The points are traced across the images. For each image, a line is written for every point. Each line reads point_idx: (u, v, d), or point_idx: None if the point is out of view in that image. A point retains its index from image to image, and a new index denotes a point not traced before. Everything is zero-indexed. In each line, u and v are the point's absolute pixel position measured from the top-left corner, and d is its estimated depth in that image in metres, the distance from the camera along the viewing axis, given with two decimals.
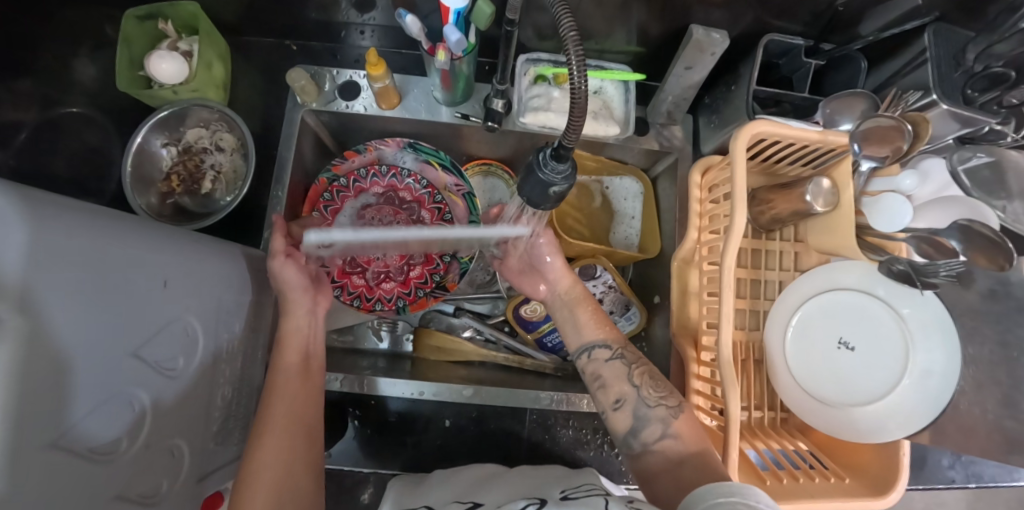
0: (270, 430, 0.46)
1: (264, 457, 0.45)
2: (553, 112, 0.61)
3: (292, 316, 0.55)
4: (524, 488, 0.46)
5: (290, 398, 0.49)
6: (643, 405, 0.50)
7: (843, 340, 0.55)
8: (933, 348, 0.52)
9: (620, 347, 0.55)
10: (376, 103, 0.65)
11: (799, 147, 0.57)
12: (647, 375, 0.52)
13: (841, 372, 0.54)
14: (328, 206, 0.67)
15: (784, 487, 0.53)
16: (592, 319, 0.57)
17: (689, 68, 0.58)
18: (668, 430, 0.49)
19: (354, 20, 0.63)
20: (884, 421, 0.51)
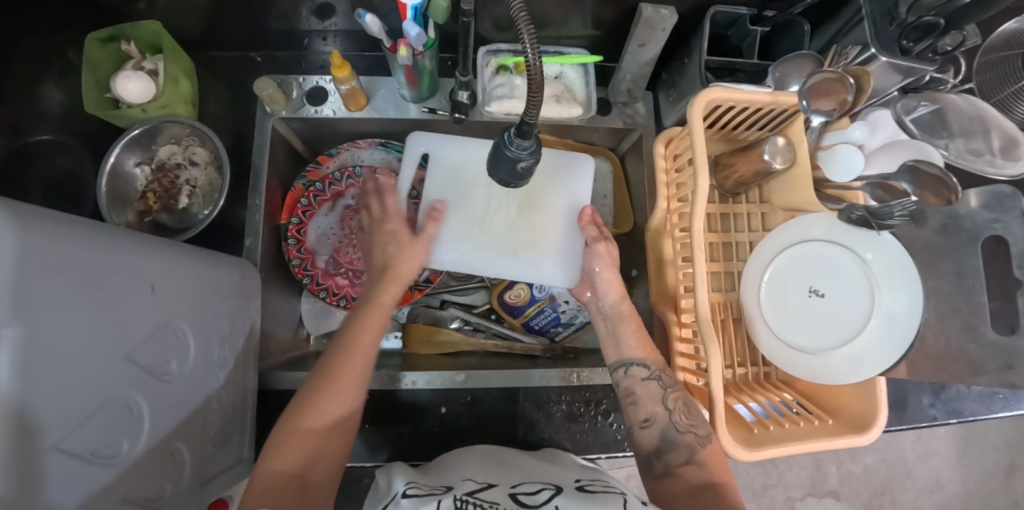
0: (334, 389, 0.49)
1: (327, 409, 0.49)
2: (516, 99, 0.63)
3: (385, 288, 0.56)
4: (538, 473, 0.50)
5: (360, 367, 0.51)
6: (673, 430, 0.52)
7: (813, 288, 0.58)
8: (898, 285, 0.54)
9: (660, 369, 0.56)
10: (345, 106, 0.66)
11: (754, 111, 0.59)
12: (682, 401, 0.54)
13: (812, 319, 0.57)
14: (307, 211, 0.69)
15: (769, 434, 0.55)
16: (634, 338, 0.57)
17: (643, 45, 0.60)
18: (693, 456, 0.52)
19: (315, 27, 0.64)
20: (857, 360, 0.54)
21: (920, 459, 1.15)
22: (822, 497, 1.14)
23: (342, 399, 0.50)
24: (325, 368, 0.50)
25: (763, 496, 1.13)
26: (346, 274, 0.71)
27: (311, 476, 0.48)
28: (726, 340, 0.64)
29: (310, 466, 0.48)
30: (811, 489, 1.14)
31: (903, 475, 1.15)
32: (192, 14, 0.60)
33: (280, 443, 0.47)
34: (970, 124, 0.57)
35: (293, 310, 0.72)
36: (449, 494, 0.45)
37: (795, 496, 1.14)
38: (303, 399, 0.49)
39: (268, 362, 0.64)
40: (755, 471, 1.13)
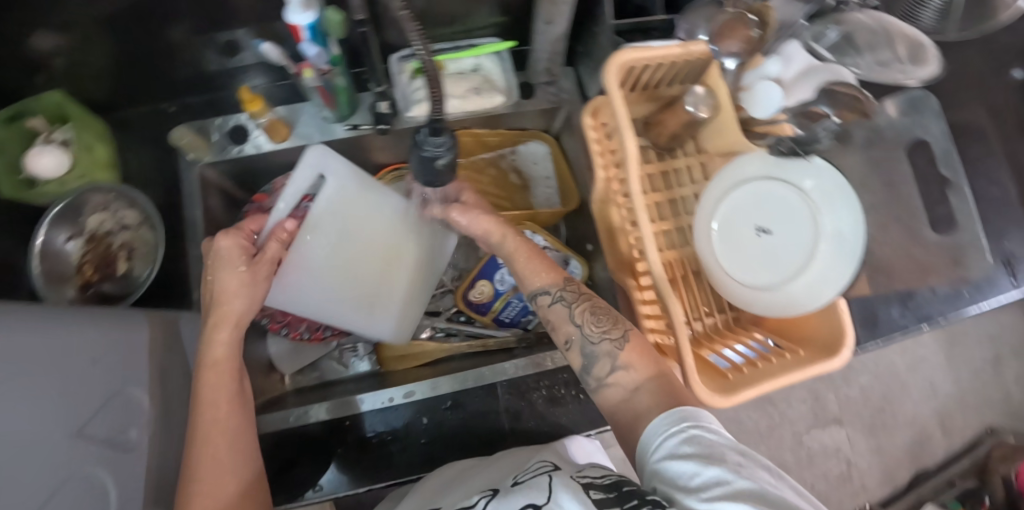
0: (212, 438, 0.43)
1: (213, 465, 0.42)
2: (437, 98, 0.63)
3: (237, 302, 0.49)
4: (481, 483, 0.47)
5: (206, 405, 0.45)
6: (589, 343, 0.49)
7: (760, 226, 0.58)
8: (839, 207, 0.54)
9: (560, 288, 0.53)
10: (268, 140, 0.65)
11: (669, 66, 0.60)
12: (589, 312, 0.51)
13: (761, 256, 0.58)
14: None
15: (743, 377, 0.55)
16: (532, 267, 0.55)
17: (549, 22, 0.60)
18: (617, 362, 0.47)
19: (224, 66, 0.64)
20: (815, 288, 0.54)
21: (911, 369, 1.20)
22: (826, 425, 1.19)
23: (232, 454, 0.44)
24: (195, 423, 0.44)
25: (771, 436, 1.17)
26: None
27: None
28: (689, 294, 0.64)
29: None
30: (814, 420, 1.19)
31: (898, 387, 1.20)
32: (94, 78, 0.59)
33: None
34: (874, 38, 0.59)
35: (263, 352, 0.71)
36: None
37: (801, 430, 1.18)
38: (195, 451, 0.43)
39: None
40: (757, 414, 1.17)
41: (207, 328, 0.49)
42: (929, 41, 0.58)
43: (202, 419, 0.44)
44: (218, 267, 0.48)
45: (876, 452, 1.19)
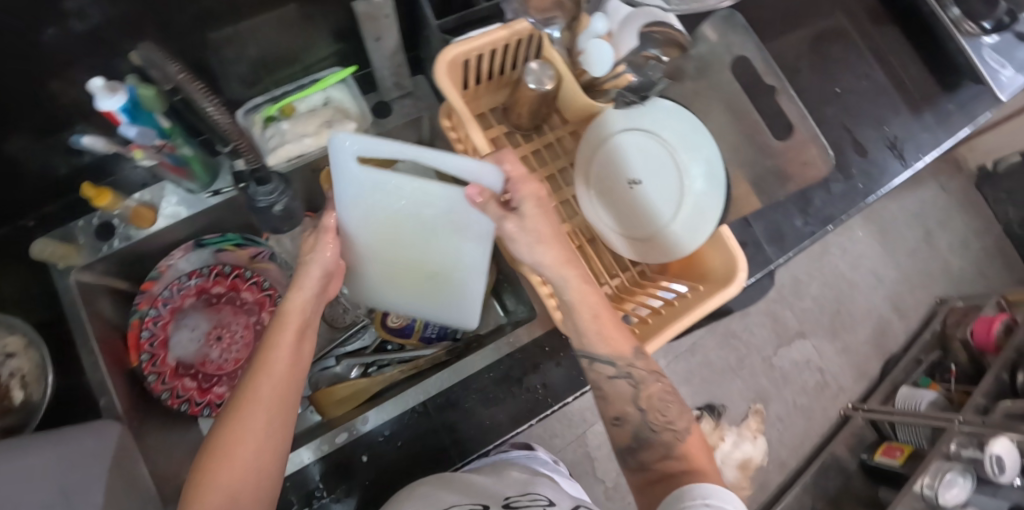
0: (256, 410, 0.40)
1: (244, 444, 0.39)
2: (290, 141, 0.62)
3: (292, 292, 0.48)
4: (471, 492, 0.48)
5: (283, 376, 0.43)
6: (647, 430, 0.49)
7: (632, 179, 0.60)
8: (695, 143, 0.56)
9: (626, 365, 0.49)
10: (137, 228, 0.64)
11: (503, 49, 0.60)
12: (657, 398, 0.50)
13: (640, 207, 0.59)
14: (152, 341, 0.64)
15: (648, 328, 0.55)
16: (599, 334, 0.48)
17: (379, 37, 0.61)
18: (671, 450, 0.48)
19: (75, 167, 0.62)
20: (693, 225, 0.56)
21: (852, 267, 1.26)
22: (792, 342, 1.23)
23: (260, 443, 0.40)
24: (251, 391, 0.41)
25: (744, 368, 1.20)
26: (224, 380, 0.67)
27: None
28: (590, 262, 0.64)
29: (235, 501, 0.38)
30: (779, 341, 1.22)
31: (846, 288, 1.26)
32: None
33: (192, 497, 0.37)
34: None
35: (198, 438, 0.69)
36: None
37: (769, 353, 1.22)
38: (225, 424, 0.40)
39: None
40: (725, 352, 1.20)
41: (272, 327, 0.46)
42: None
43: (274, 368, 0.43)
44: (309, 238, 0.51)
45: (843, 353, 1.25)
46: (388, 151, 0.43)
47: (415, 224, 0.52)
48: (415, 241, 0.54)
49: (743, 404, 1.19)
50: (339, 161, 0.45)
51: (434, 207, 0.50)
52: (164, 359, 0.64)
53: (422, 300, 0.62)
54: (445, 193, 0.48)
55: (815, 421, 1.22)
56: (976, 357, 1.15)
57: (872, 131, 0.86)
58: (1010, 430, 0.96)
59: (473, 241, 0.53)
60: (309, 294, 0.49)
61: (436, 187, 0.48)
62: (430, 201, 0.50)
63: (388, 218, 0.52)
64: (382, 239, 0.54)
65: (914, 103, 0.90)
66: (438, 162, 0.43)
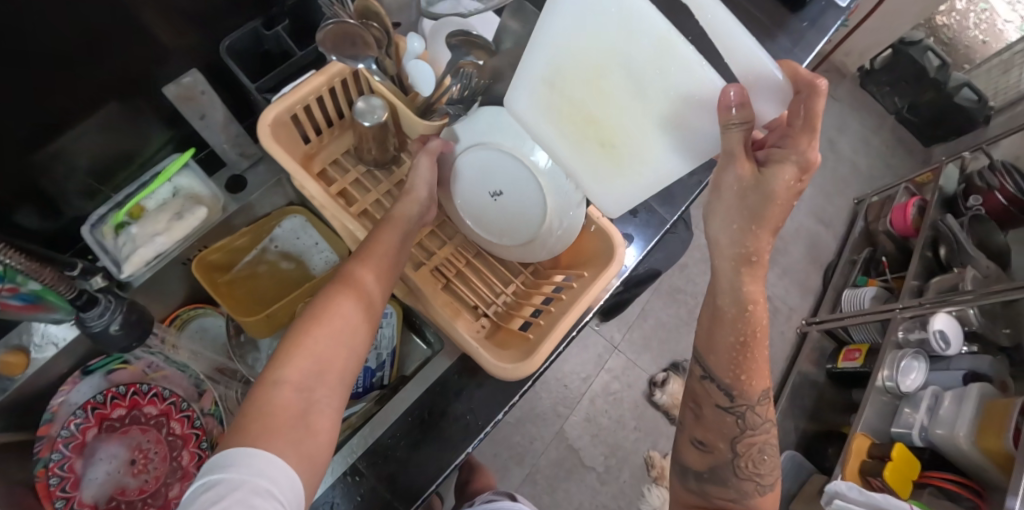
0: (341, 300, 0.46)
1: (317, 341, 0.43)
2: (143, 247, 0.59)
3: (403, 203, 0.53)
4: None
5: (378, 266, 0.48)
6: (731, 469, 0.54)
7: (494, 191, 0.57)
8: (533, 140, 0.53)
9: (748, 407, 0.51)
10: (11, 377, 0.60)
11: (327, 96, 0.58)
12: (755, 454, 0.53)
13: (511, 215, 0.57)
14: (61, 486, 0.60)
15: (542, 330, 0.54)
16: (756, 369, 0.49)
17: (205, 114, 0.59)
18: (738, 451, 0.53)
19: None
20: (565, 214, 0.54)
21: None
22: None
23: (334, 341, 0.44)
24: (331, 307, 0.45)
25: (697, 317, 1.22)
26: (151, 501, 0.64)
27: (308, 414, 0.40)
28: (480, 277, 0.63)
29: (310, 397, 0.41)
30: None
31: None
32: None
33: (264, 393, 0.40)
34: None
35: None
36: None
37: None
38: (309, 314, 0.45)
39: None
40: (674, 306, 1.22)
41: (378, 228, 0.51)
42: None
43: (366, 267, 0.48)
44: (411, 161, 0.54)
45: (784, 274, 1.29)
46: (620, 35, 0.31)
47: (658, 84, 0.32)
48: (632, 110, 0.35)
49: None
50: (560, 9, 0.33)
51: (639, 42, 0.30)
52: (82, 499, 0.61)
53: (584, 159, 0.44)
54: (684, 89, 0.31)
55: (777, 346, 1.26)
56: (901, 243, 1.21)
57: None
58: (944, 302, 0.96)
59: (672, 156, 0.37)
60: (419, 203, 0.53)
61: (692, 67, 0.30)
62: (640, 76, 0.32)
63: (606, 44, 0.32)
64: (585, 85, 0.36)
65: (766, 29, 0.93)
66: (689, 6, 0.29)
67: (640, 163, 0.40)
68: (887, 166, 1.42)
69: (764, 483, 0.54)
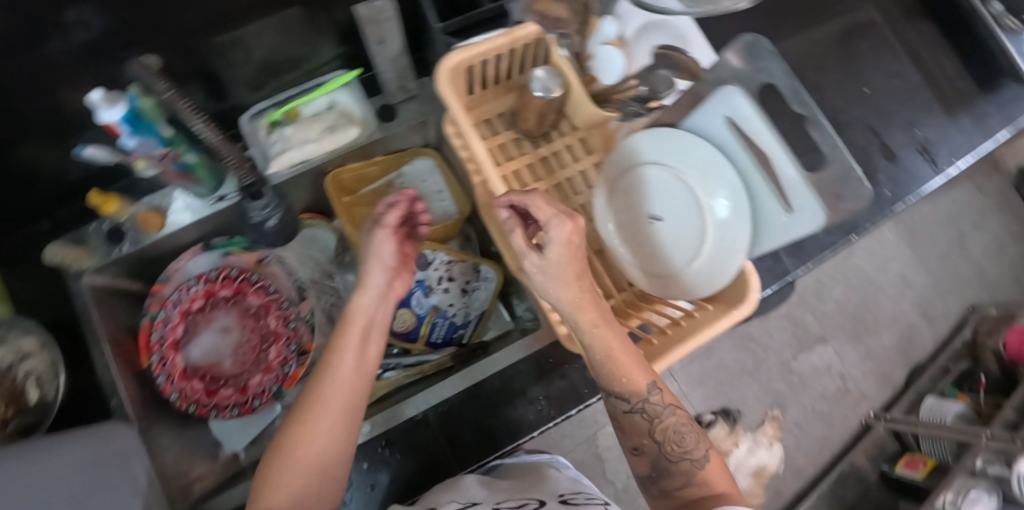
0: (317, 423, 0.44)
1: (314, 443, 0.43)
2: (294, 148, 0.62)
3: (356, 294, 0.51)
4: (517, 491, 0.54)
5: (343, 386, 0.46)
6: (663, 460, 0.52)
7: (653, 214, 0.57)
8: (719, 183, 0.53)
9: (644, 400, 0.49)
10: (146, 234, 0.64)
11: (510, 54, 0.58)
12: (669, 432, 0.51)
13: (659, 245, 0.57)
14: (163, 342, 0.66)
15: (654, 349, 0.54)
16: (640, 367, 0.48)
17: (382, 42, 0.59)
18: (685, 450, 0.51)
19: (84, 172, 0.65)
20: (719, 261, 0.52)
21: (880, 270, 1.21)
22: (812, 347, 1.18)
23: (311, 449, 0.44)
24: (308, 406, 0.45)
25: (760, 373, 1.16)
26: (231, 382, 0.68)
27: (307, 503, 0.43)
28: (595, 276, 0.64)
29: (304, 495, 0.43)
30: (799, 346, 1.18)
31: (872, 291, 1.19)
32: None
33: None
34: None
35: (206, 435, 0.70)
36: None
37: (787, 357, 1.17)
38: (280, 441, 0.45)
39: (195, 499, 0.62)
40: (740, 354, 1.16)
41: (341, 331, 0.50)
42: None
43: (335, 390, 0.46)
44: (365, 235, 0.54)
45: (867, 358, 1.19)
46: (760, 135, 0.49)
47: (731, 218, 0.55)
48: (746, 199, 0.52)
49: (759, 410, 1.14)
50: (710, 110, 0.53)
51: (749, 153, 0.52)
52: (174, 360, 0.66)
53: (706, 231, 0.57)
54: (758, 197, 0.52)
55: (835, 429, 1.16)
56: (1008, 368, 1.09)
57: (902, 134, 0.81)
58: None
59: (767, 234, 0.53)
60: (376, 295, 0.52)
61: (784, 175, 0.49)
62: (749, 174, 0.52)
63: None
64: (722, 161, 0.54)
65: (949, 105, 0.84)
66: (773, 157, 0.49)
67: (734, 228, 0.53)
68: (1016, 282, 1.28)
69: (698, 457, 0.50)
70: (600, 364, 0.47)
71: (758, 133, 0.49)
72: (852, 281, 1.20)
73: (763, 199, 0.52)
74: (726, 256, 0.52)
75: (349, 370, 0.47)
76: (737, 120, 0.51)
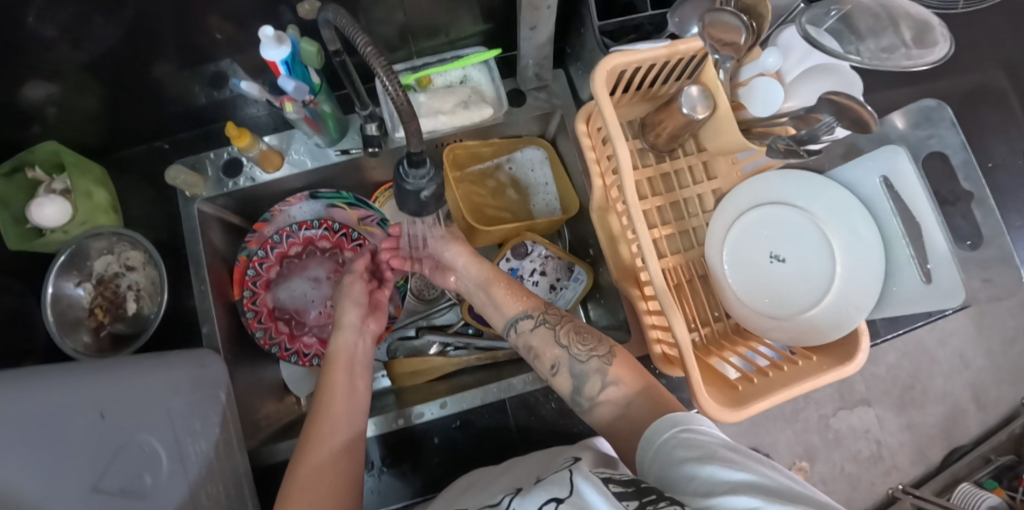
0: (320, 457, 0.48)
1: (320, 461, 0.47)
2: (423, 117, 0.62)
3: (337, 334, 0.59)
4: (506, 484, 0.47)
5: (339, 407, 0.52)
6: (575, 363, 0.53)
7: (775, 254, 0.56)
8: (853, 234, 0.53)
9: (541, 313, 0.57)
10: (263, 170, 0.64)
11: (662, 65, 0.58)
12: (573, 332, 0.55)
13: (777, 286, 0.56)
14: (257, 280, 0.67)
15: (755, 387, 0.54)
16: (509, 296, 0.59)
17: (534, 28, 0.58)
18: (607, 378, 0.51)
19: (214, 98, 0.65)
20: (836, 314, 0.52)
21: (941, 344, 1.19)
22: (854, 406, 1.15)
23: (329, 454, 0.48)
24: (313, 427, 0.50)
25: (799, 422, 1.13)
26: (313, 331, 0.69)
27: None
28: (694, 299, 0.63)
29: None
30: (842, 403, 1.15)
31: (927, 363, 1.18)
32: (84, 120, 0.61)
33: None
34: (877, 22, 0.52)
35: (275, 376, 0.72)
36: None
37: (827, 412, 1.15)
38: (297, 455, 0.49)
39: (262, 437, 0.64)
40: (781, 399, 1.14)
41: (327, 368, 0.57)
42: (936, 20, 0.49)
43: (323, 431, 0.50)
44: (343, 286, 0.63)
45: (907, 430, 1.17)
46: (915, 200, 0.49)
47: None
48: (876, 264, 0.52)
49: (786, 457, 1.13)
50: (867, 164, 0.52)
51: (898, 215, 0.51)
52: (264, 299, 0.67)
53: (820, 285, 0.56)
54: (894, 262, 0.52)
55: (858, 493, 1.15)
56: None
57: (1019, 216, 0.79)
58: None
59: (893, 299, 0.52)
60: (350, 330, 0.59)
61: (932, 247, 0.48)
62: (885, 237, 0.52)
63: None
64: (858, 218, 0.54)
65: None
66: (927, 230, 0.48)
67: (860, 286, 0.52)
68: None
69: (600, 352, 0.52)
70: (449, 246, 0.63)
71: (915, 198, 0.49)
72: (910, 350, 1.17)
73: (898, 265, 0.51)
74: (846, 311, 0.52)
75: (323, 403, 0.52)
76: (896, 181, 0.50)
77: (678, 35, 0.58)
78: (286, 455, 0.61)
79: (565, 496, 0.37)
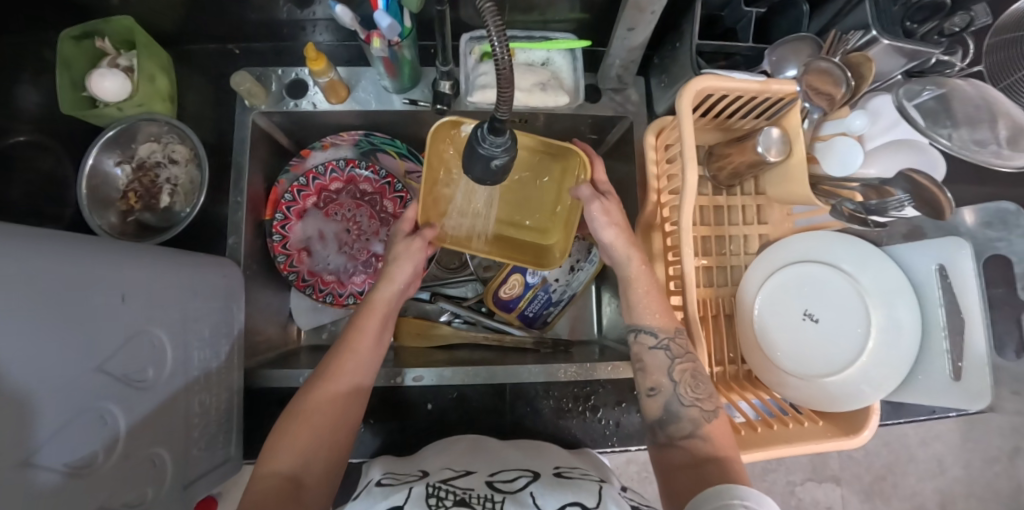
0: (334, 389, 0.50)
1: (322, 407, 0.48)
2: None
3: (382, 286, 0.57)
4: (508, 465, 0.50)
5: (366, 349, 0.53)
6: (676, 402, 0.51)
7: (808, 312, 0.56)
8: (898, 314, 0.53)
9: (668, 336, 0.52)
10: (325, 99, 0.63)
11: (748, 98, 0.56)
12: (689, 373, 0.51)
13: (804, 344, 0.55)
14: (291, 206, 0.69)
15: (759, 435, 0.53)
16: (648, 302, 0.54)
17: (632, 29, 0.56)
18: (698, 430, 0.49)
19: (294, 17, 0.63)
20: (855, 386, 0.52)
21: (922, 443, 1.08)
22: (822, 480, 1.09)
23: (331, 403, 0.49)
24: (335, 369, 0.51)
25: (762, 480, 1.08)
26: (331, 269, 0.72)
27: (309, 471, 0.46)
28: (714, 336, 0.62)
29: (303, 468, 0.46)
30: (811, 474, 1.09)
31: (904, 459, 1.09)
32: (164, 6, 0.59)
33: (273, 451, 0.46)
34: (973, 112, 0.52)
35: (283, 304, 0.72)
36: (423, 481, 0.46)
37: (796, 480, 1.09)
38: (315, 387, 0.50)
39: (257, 360, 0.64)
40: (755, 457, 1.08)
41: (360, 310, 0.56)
42: None
43: (356, 347, 0.52)
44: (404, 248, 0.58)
45: None
46: (970, 298, 0.49)
47: None
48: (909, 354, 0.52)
49: None
50: (926, 250, 0.52)
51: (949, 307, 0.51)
52: (293, 226, 0.69)
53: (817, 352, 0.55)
54: (927, 353, 0.52)
55: None
56: None
57: None
58: None
59: (921, 384, 0.52)
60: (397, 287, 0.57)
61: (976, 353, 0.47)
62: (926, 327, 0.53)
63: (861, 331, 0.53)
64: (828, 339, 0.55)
65: None
66: (970, 328, 0.49)
67: (886, 366, 0.52)
68: None
69: (706, 409, 0.50)
70: (608, 230, 0.56)
71: (969, 295, 0.49)
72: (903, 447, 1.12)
73: (933, 356, 0.51)
74: (866, 388, 0.52)
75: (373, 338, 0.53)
76: (959, 273, 0.50)
77: (772, 75, 0.58)
78: (276, 383, 0.61)
79: (591, 505, 0.41)
